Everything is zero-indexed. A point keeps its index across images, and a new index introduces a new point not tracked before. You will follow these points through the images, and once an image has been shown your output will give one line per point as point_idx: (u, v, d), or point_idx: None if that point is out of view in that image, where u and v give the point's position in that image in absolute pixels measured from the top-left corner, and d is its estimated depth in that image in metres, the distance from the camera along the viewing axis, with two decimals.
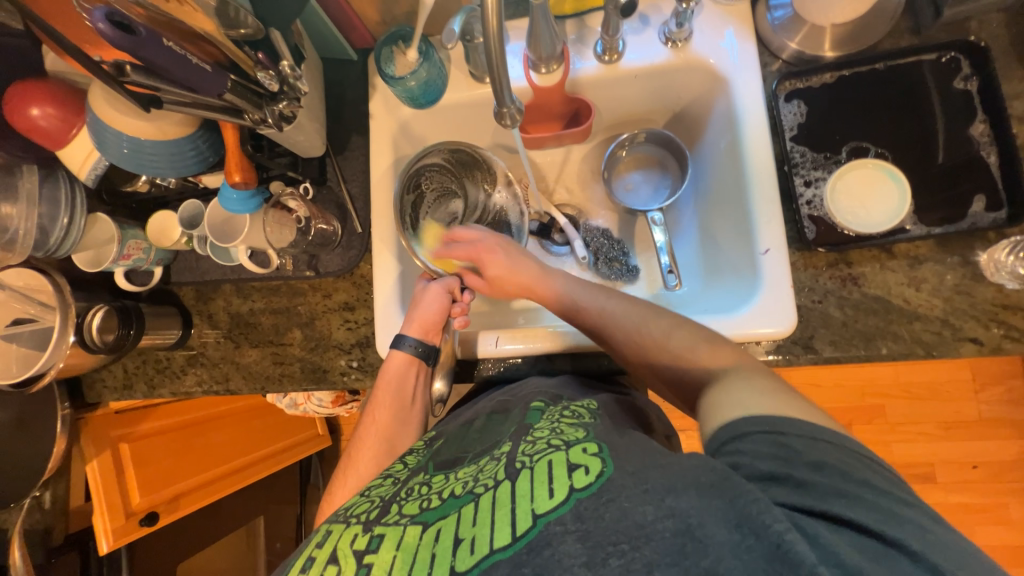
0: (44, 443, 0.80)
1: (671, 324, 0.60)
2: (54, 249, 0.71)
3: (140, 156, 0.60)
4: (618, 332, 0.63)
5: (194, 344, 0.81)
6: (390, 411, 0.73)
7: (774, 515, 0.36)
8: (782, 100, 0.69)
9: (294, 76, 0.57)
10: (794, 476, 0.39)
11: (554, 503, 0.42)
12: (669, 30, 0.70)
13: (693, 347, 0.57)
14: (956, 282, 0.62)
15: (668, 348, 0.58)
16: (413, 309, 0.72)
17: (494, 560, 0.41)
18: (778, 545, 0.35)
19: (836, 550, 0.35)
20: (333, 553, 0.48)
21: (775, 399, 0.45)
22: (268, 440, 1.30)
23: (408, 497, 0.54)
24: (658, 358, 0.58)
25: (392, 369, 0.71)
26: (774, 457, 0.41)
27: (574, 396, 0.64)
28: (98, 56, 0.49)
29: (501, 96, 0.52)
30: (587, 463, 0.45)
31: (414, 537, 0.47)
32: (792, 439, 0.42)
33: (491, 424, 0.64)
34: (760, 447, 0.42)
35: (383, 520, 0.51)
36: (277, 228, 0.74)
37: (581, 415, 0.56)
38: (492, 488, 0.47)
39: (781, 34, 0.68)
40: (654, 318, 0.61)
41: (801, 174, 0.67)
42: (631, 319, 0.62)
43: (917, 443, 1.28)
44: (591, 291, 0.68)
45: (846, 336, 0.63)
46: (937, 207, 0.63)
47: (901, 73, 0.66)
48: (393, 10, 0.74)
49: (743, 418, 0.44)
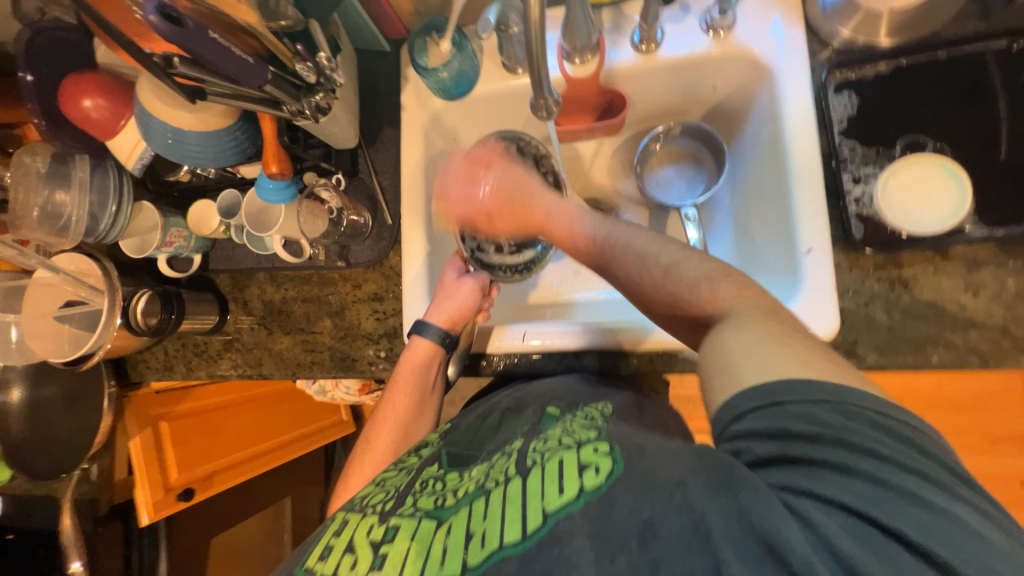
0: (91, 418, 0.85)
1: (682, 252, 0.52)
2: (103, 236, 0.74)
3: (183, 147, 0.62)
4: (620, 260, 0.55)
5: (229, 330, 0.83)
6: (410, 398, 0.72)
7: (766, 503, 0.34)
8: (831, 92, 0.65)
9: (330, 68, 0.57)
10: (792, 455, 0.36)
11: (563, 500, 0.43)
12: (710, 18, 0.67)
13: (698, 280, 0.49)
14: (1020, 288, 0.58)
15: (665, 288, 0.51)
16: (445, 299, 0.71)
17: (503, 554, 0.42)
18: (767, 535, 0.33)
19: (828, 537, 0.32)
20: (350, 542, 0.50)
21: (766, 355, 0.40)
22: (297, 425, 1.32)
23: (421, 491, 0.54)
24: (657, 298, 0.52)
25: (415, 360, 0.71)
26: (774, 439, 0.37)
27: (590, 395, 0.64)
28: (150, 48, 0.51)
29: (539, 86, 0.51)
30: (598, 462, 0.44)
31: (427, 531, 0.48)
32: (786, 406, 0.37)
33: (505, 421, 0.65)
34: (758, 425, 0.38)
35: (398, 511, 0.52)
36: (311, 219, 0.75)
37: (595, 416, 0.56)
38: (503, 484, 0.48)
39: (832, 20, 0.65)
40: (654, 251, 0.53)
41: (849, 170, 0.63)
42: (636, 246, 0.55)
43: (959, 456, 1.22)
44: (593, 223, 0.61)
45: (892, 342, 0.60)
46: (1000, 206, 0.58)
47: (964, 64, 0.61)
48: (427, 0, 0.74)
49: (738, 394, 0.40)
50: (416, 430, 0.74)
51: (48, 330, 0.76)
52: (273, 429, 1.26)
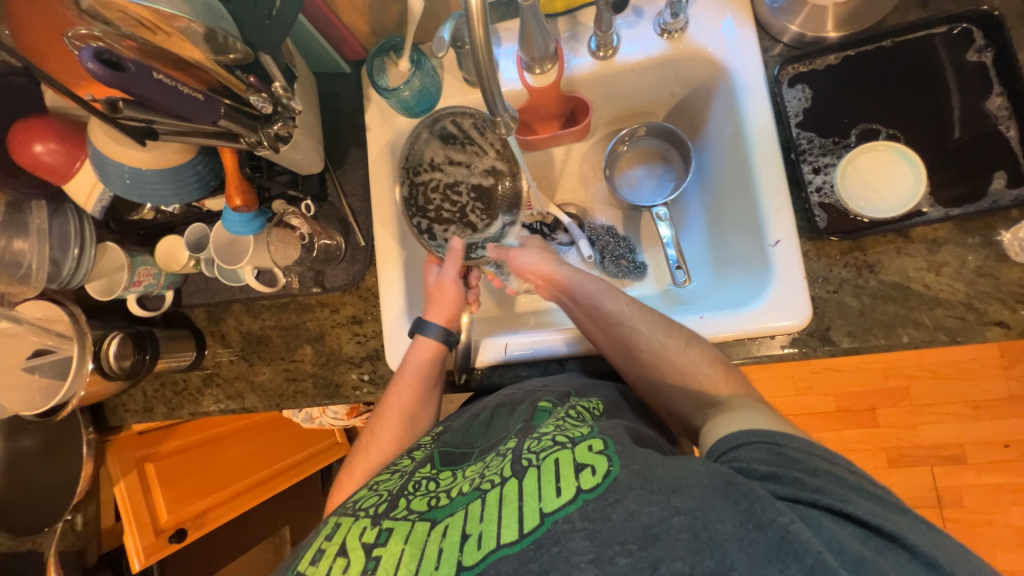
0: (72, 467, 0.83)
1: (692, 343, 0.62)
2: (68, 281, 0.73)
3: (142, 186, 0.61)
4: (639, 333, 0.64)
5: (208, 365, 0.82)
6: (416, 391, 0.69)
7: (777, 508, 0.38)
8: (785, 86, 0.66)
9: (286, 97, 0.56)
10: (794, 475, 0.42)
11: (561, 501, 0.42)
12: (663, 21, 0.68)
13: (703, 364, 0.59)
14: (979, 264, 0.59)
15: (682, 370, 0.60)
16: (437, 302, 0.71)
17: (500, 554, 0.41)
18: (783, 537, 0.36)
19: (837, 538, 0.37)
20: (343, 545, 0.49)
21: (765, 415, 0.49)
22: (289, 451, 1.30)
23: (414, 492, 0.53)
24: (671, 377, 0.60)
25: (417, 359, 0.69)
26: (774, 463, 0.43)
27: (582, 388, 0.63)
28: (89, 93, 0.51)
29: (494, 105, 0.49)
30: (593, 463, 0.44)
31: (421, 533, 0.47)
32: (789, 449, 0.44)
33: (497, 418, 0.63)
34: (758, 454, 0.44)
35: (391, 514, 0.51)
36: (282, 247, 0.74)
37: (584, 416, 0.54)
38: (499, 484, 0.47)
39: (781, 17, 0.66)
40: (674, 338, 0.62)
41: (808, 161, 0.65)
42: (655, 325, 0.64)
43: (945, 425, 1.25)
44: (621, 304, 0.67)
45: (863, 326, 0.61)
46: (954, 186, 0.60)
47: (909, 51, 0.63)
48: (382, 20, 0.74)
49: (742, 429, 0.47)
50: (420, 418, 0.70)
51: (18, 383, 0.74)
52: (266, 458, 1.23)
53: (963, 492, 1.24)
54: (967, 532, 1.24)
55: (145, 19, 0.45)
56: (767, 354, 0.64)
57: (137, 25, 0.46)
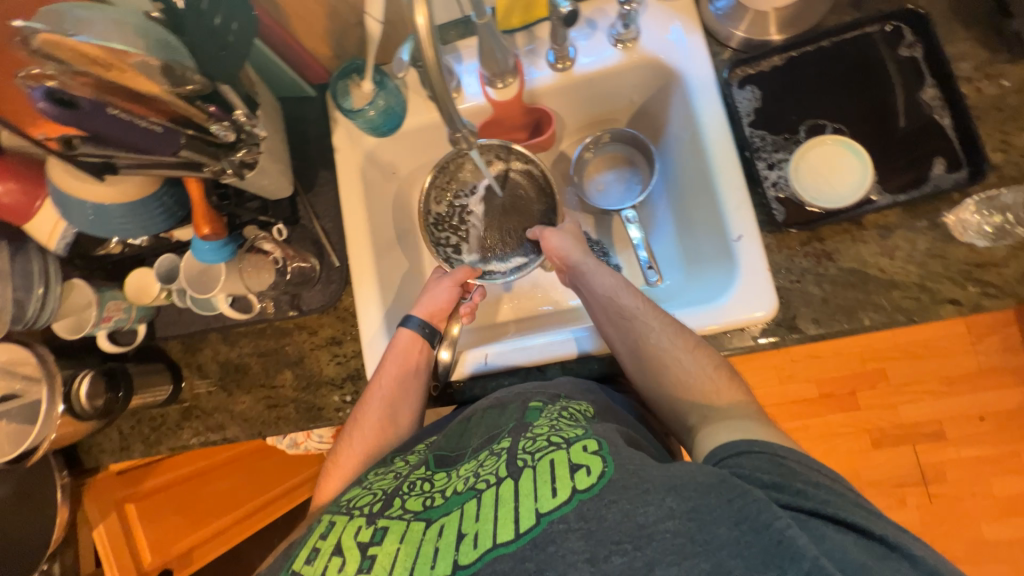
0: (48, 514, 0.80)
1: (698, 346, 0.62)
2: (34, 321, 0.70)
3: (106, 220, 0.60)
4: (649, 330, 0.64)
5: (186, 397, 0.80)
6: (396, 378, 0.70)
7: (774, 513, 0.39)
8: (736, 88, 0.70)
9: (250, 124, 0.58)
10: (794, 485, 0.44)
11: (557, 501, 0.42)
12: (616, 32, 0.71)
13: (708, 367, 0.60)
14: (928, 246, 0.62)
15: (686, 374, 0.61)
16: (426, 297, 0.74)
17: (496, 554, 0.41)
18: (779, 541, 0.37)
19: (841, 550, 0.39)
20: (338, 544, 0.48)
21: (762, 427, 0.52)
22: (276, 481, 1.26)
23: (409, 492, 0.52)
24: (674, 382, 0.61)
25: (397, 346, 0.71)
26: (774, 472, 0.45)
27: (574, 392, 0.62)
28: (41, 133, 0.50)
29: (451, 121, 0.51)
30: (588, 462, 0.44)
31: (417, 532, 0.46)
32: (790, 461, 0.46)
33: (488, 418, 0.60)
34: (759, 462, 0.46)
35: (386, 513, 0.50)
36: (255, 273, 0.74)
37: (579, 417, 0.55)
38: (494, 484, 0.46)
39: (727, 23, 0.69)
40: (682, 341, 0.62)
41: (763, 157, 0.68)
42: (667, 323, 0.64)
43: (922, 403, 1.29)
44: (633, 301, 0.66)
45: (827, 312, 0.64)
46: (899, 174, 0.64)
47: (847, 50, 0.67)
48: (344, 43, 0.75)
49: (743, 439, 0.49)
50: (401, 413, 0.69)
51: None
52: (256, 489, 1.20)
53: (945, 467, 1.28)
54: (953, 506, 1.27)
55: (97, 56, 0.45)
56: (741, 346, 0.66)
57: (89, 62, 0.46)
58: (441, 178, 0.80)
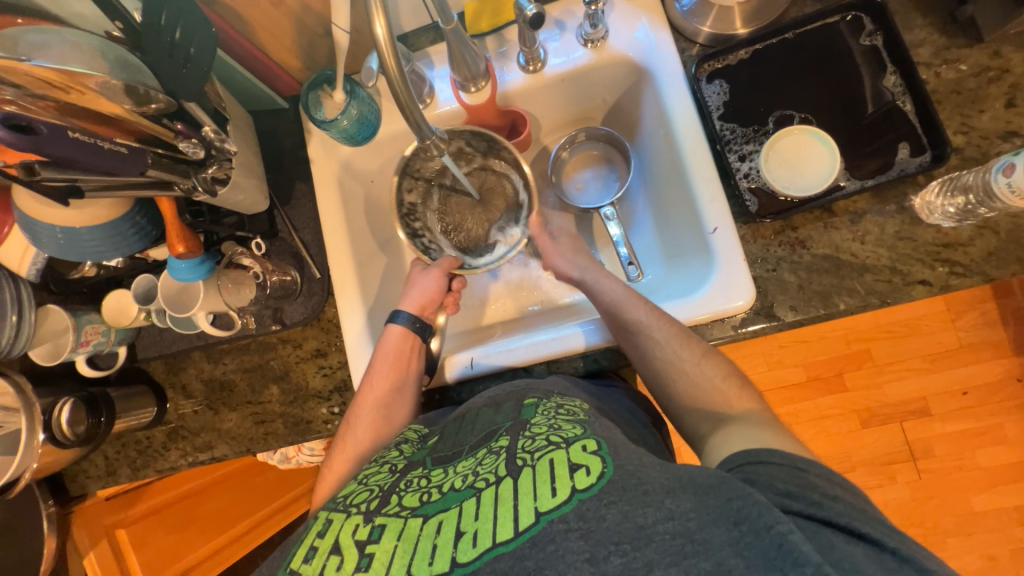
0: (35, 547, 0.78)
1: (707, 355, 0.62)
2: (8, 351, 0.69)
3: (77, 243, 0.59)
4: (653, 343, 0.63)
5: (171, 418, 0.79)
6: (390, 375, 0.69)
7: (776, 516, 0.39)
8: (704, 82, 0.70)
9: (219, 139, 0.58)
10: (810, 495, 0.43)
11: (556, 501, 0.42)
12: (584, 32, 0.71)
13: (719, 379, 0.61)
14: (897, 230, 0.64)
15: (697, 383, 0.61)
16: (411, 289, 0.75)
17: (497, 553, 0.41)
18: (780, 545, 0.38)
19: (846, 558, 0.39)
20: (336, 542, 0.48)
21: (778, 437, 0.51)
22: (270, 496, 1.26)
23: (407, 488, 0.52)
24: (684, 390, 0.61)
25: (389, 343, 0.71)
26: (791, 482, 0.45)
27: (564, 389, 0.62)
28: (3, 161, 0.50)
29: (419, 129, 0.51)
30: (588, 463, 0.45)
31: (415, 528, 0.46)
32: (809, 473, 0.46)
33: (485, 417, 0.60)
34: (778, 472, 0.46)
35: (384, 510, 0.49)
36: (234, 289, 0.73)
37: (575, 411, 0.54)
38: (493, 484, 0.46)
39: (692, 20, 0.70)
40: (690, 349, 0.62)
41: (734, 150, 0.69)
42: (672, 336, 0.63)
43: (906, 380, 1.31)
44: (643, 312, 0.65)
45: (804, 299, 0.65)
46: (866, 161, 0.65)
47: (810, 41, 0.68)
48: (314, 54, 0.75)
49: (766, 450, 0.48)
50: (395, 412, 0.69)
51: None
52: (251, 506, 1.20)
53: (931, 442, 1.30)
54: (941, 480, 1.30)
55: (55, 80, 0.46)
56: (722, 336, 0.67)
57: (49, 86, 0.46)
58: (409, 175, 0.74)
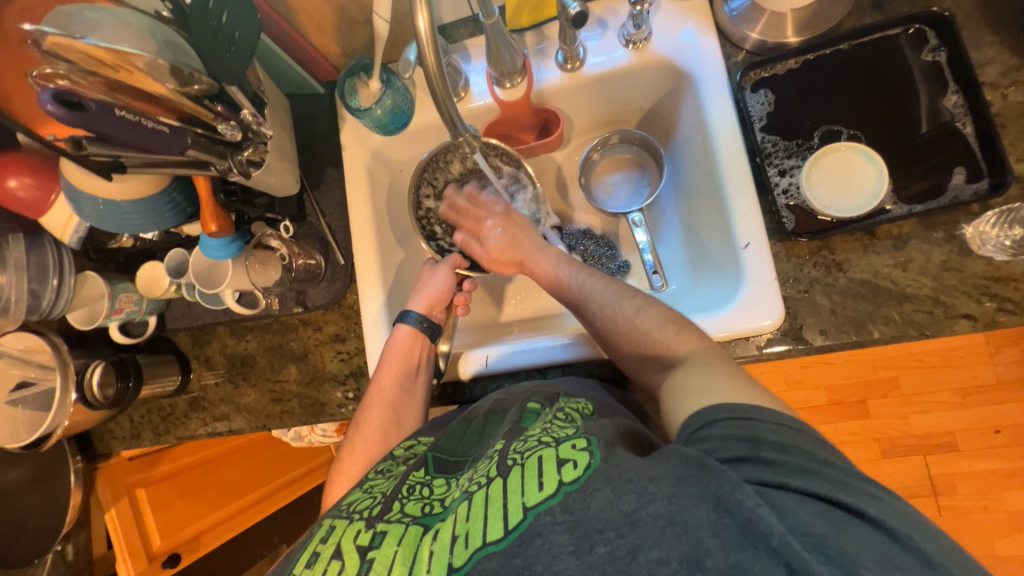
0: (60, 499, 0.83)
1: (644, 304, 0.61)
2: (48, 312, 0.73)
3: (117, 213, 0.61)
4: (592, 314, 0.64)
5: (194, 389, 0.82)
6: (395, 380, 0.70)
7: (744, 491, 0.37)
8: (748, 91, 0.68)
9: (256, 123, 0.60)
10: (763, 456, 0.41)
11: (543, 495, 0.42)
12: (627, 32, 0.70)
13: (662, 326, 0.58)
14: (944, 259, 0.60)
15: (637, 332, 0.59)
16: (421, 288, 0.75)
17: (486, 552, 0.40)
18: (749, 520, 0.36)
19: (798, 518, 0.37)
20: (337, 547, 0.48)
21: (734, 384, 0.48)
22: (281, 470, 1.29)
23: (408, 496, 0.52)
24: (627, 340, 0.60)
25: (396, 344, 0.71)
26: (744, 441, 0.42)
27: (572, 392, 0.62)
28: (51, 133, 0.52)
29: (454, 125, 0.51)
30: (575, 457, 0.44)
31: (414, 537, 0.46)
32: (756, 427, 0.43)
33: (489, 425, 0.60)
34: (728, 431, 0.43)
35: (385, 516, 0.50)
36: (261, 269, 0.75)
37: (573, 417, 0.53)
38: (484, 485, 0.46)
39: (741, 25, 0.67)
40: (627, 299, 0.62)
41: (774, 163, 0.66)
42: (605, 298, 0.64)
43: (936, 414, 1.26)
44: (577, 272, 0.70)
45: (836, 323, 0.62)
46: (915, 183, 0.62)
47: (865, 53, 0.65)
48: (352, 41, 0.75)
49: (713, 406, 0.46)
50: (405, 414, 0.70)
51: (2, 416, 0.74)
52: (263, 477, 1.24)
53: (957, 480, 1.25)
54: (962, 520, 1.24)
55: (106, 59, 0.47)
56: (745, 355, 0.64)
57: (98, 63, 0.47)
58: (424, 182, 0.78)
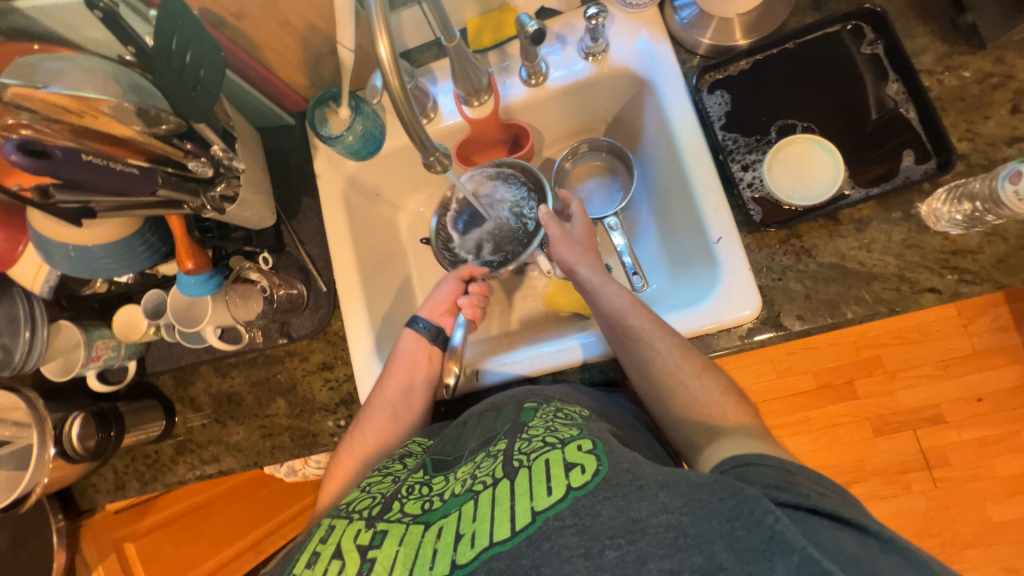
0: (45, 564, 0.80)
1: (682, 350, 0.62)
2: (21, 366, 0.70)
3: (89, 259, 0.60)
4: (635, 352, 0.63)
5: (180, 432, 0.80)
6: (401, 378, 0.71)
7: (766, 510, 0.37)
8: (705, 93, 0.71)
9: (227, 158, 0.60)
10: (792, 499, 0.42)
11: (551, 500, 0.41)
12: (585, 46, 0.72)
13: (711, 388, 0.59)
14: (905, 237, 0.63)
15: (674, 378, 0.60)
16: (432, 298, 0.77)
17: (494, 551, 0.40)
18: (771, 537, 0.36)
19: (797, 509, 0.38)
20: (337, 547, 0.47)
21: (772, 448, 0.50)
22: (280, 509, 1.25)
23: (408, 496, 0.52)
24: (660, 387, 0.61)
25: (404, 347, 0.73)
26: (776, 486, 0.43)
27: (563, 395, 0.62)
28: (16, 183, 0.52)
29: (423, 146, 0.52)
30: (582, 461, 0.44)
31: (415, 535, 0.45)
32: (798, 475, 0.44)
33: (484, 422, 0.60)
34: (766, 476, 0.44)
35: (386, 516, 0.49)
36: (242, 303, 0.74)
37: (573, 416, 0.53)
38: (491, 485, 0.46)
39: (692, 32, 0.70)
40: (666, 345, 0.62)
41: (736, 160, 0.69)
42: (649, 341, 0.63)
43: (920, 388, 1.29)
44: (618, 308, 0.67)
45: (811, 308, 0.64)
46: (868, 168, 0.65)
47: (810, 50, 0.69)
48: (320, 72, 0.76)
49: (759, 453, 0.47)
50: (404, 411, 0.70)
51: None
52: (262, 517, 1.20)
53: (948, 451, 1.28)
54: (958, 489, 1.27)
55: (70, 105, 0.48)
56: (728, 347, 0.66)
57: (62, 111, 0.48)
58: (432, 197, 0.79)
